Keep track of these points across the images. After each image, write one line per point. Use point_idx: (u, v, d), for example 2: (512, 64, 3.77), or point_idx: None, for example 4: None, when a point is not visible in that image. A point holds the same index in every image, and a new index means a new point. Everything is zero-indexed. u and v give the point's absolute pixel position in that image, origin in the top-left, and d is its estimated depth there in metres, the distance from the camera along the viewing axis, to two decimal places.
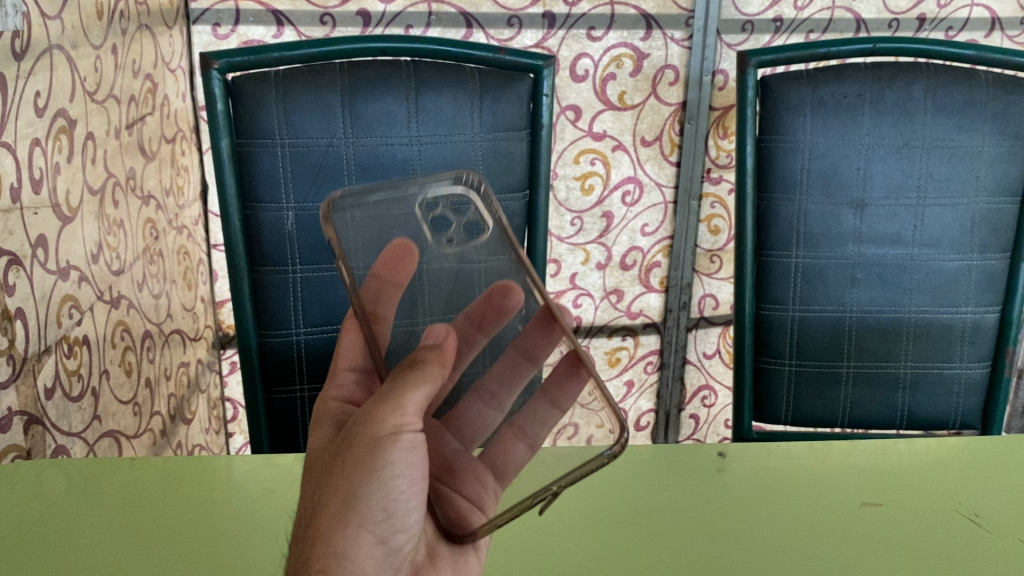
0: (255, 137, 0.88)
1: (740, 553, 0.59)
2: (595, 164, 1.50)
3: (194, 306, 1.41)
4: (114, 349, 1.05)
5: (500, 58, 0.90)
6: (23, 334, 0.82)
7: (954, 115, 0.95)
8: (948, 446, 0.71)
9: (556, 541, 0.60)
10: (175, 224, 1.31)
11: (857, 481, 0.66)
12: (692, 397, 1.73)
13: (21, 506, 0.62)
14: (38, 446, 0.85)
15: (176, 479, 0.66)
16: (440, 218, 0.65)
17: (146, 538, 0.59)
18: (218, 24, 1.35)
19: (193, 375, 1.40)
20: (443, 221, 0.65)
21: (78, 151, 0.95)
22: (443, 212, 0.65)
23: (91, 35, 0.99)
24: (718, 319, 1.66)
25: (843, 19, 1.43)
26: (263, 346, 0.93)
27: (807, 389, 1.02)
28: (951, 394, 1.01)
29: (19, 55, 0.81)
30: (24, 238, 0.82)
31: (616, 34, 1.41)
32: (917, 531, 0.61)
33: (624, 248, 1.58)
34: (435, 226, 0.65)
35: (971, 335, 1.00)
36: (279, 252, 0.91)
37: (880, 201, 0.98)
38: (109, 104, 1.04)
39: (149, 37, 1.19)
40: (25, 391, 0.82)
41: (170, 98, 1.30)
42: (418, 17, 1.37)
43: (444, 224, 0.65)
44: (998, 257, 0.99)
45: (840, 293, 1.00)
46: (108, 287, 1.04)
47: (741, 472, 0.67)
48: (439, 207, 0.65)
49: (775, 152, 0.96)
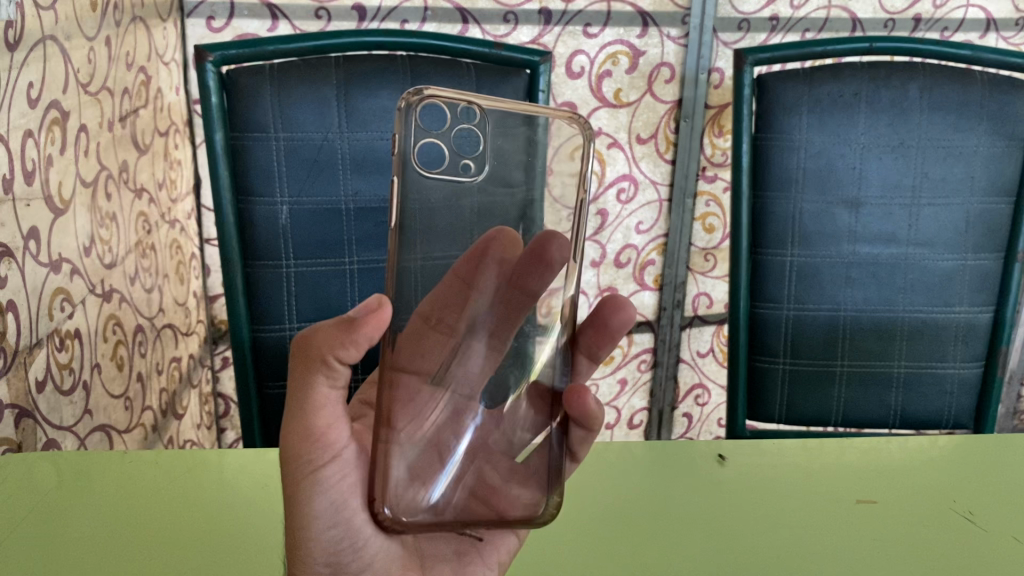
0: (250, 130, 0.87)
1: (737, 549, 0.59)
2: (590, 161, 1.50)
3: (186, 300, 1.41)
4: (106, 343, 1.04)
5: (497, 54, 0.91)
6: (14, 326, 0.81)
7: (949, 115, 0.96)
8: (940, 445, 0.71)
9: (552, 537, 0.60)
10: (167, 218, 1.30)
11: (851, 478, 0.66)
12: (685, 396, 1.73)
13: (9, 502, 0.62)
14: (28, 439, 0.84)
15: (168, 474, 0.65)
16: (474, 136, 0.56)
17: (140, 536, 0.58)
18: (212, 17, 1.34)
19: (185, 370, 1.39)
20: (438, 152, 0.56)
21: (71, 144, 0.94)
22: (463, 161, 0.56)
23: (85, 26, 0.98)
24: (712, 318, 1.66)
25: (839, 18, 1.43)
26: (257, 342, 0.93)
27: (801, 388, 1.03)
28: (944, 394, 1.02)
29: (12, 45, 0.80)
30: (16, 229, 0.81)
31: (612, 31, 1.41)
32: (915, 529, 0.61)
33: (618, 245, 1.58)
34: (460, 150, 0.56)
35: (965, 335, 1.00)
36: (273, 247, 0.91)
37: (875, 200, 0.98)
38: (102, 95, 1.04)
39: (143, 29, 1.18)
40: (16, 384, 0.81)
41: (163, 90, 1.29)
42: (413, 12, 1.36)
43: (439, 162, 0.56)
44: (991, 257, 0.99)
45: (834, 292, 1.00)
46: (100, 280, 1.03)
47: (733, 468, 0.67)
48: (439, 136, 0.55)
49: (771, 150, 0.96)
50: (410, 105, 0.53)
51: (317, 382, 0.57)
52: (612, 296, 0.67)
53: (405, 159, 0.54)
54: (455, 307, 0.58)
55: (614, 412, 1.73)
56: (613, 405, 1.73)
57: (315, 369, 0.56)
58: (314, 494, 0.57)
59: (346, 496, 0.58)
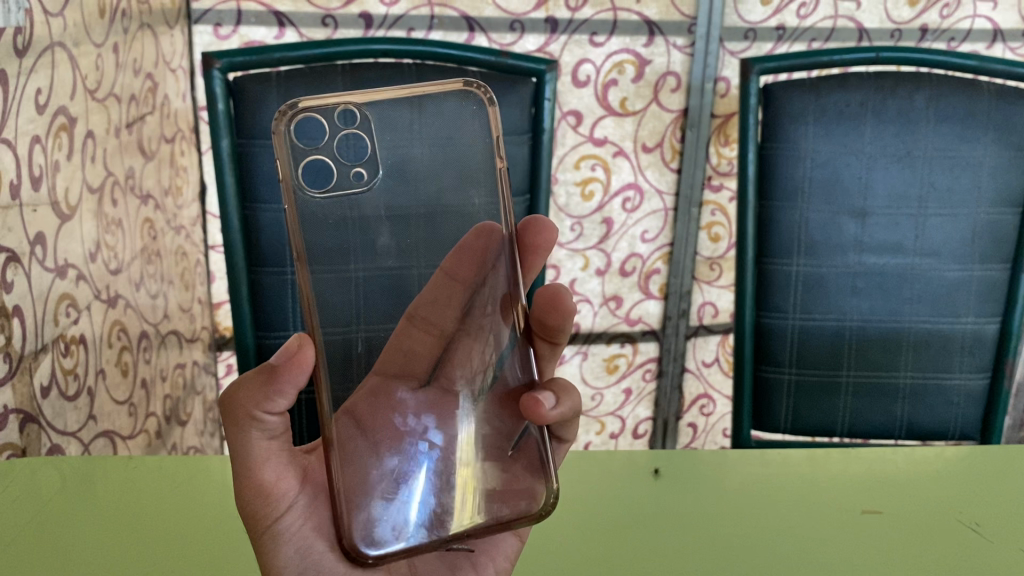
0: (257, 138, 0.88)
1: (743, 559, 0.58)
2: (595, 170, 1.50)
3: (191, 307, 1.41)
4: (110, 349, 1.04)
5: (503, 62, 0.90)
6: (20, 331, 0.81)
7: (956, 124, 0.95)
8: (947, 456, 0.70)
9: (551, 545, 0.60)
10: (173, 224, 1.31)
11: (856, 489, 0.66)
12: (690, 405, 1.72)
13: (12, 505, 0.61)
14: (33, 445, 0.84)
15: (171, 478, 0.65)
16: (358, 139, 0.52)
17: (143, 539, 0.58)
18: (220, 24, 1.34)
19: (189, 377, 1.39)
20: (325, 168, 0.51)
21: (78, 149, 0.94)
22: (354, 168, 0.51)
23: (93, 33, 0.99)
24: (717, 327, 1.65)
25: (846, 28, 1.43)
26: (260, 349, 0.92)
27: (806, 399, 1.02)
28: (950, 405, 1.01)
29: (21, 52, 0.80)
30: (22, 234, 0.81)
31: (618, 40, 1.41)
32: (920, 540, 0.60)
33: (624, 254, 1.57)
34: (349, 155, 0.51)
35: (971, 345, 1.00)
36: (279, 253, 0.91)
37: (882, 210, 0.98)
38: (109, 102, 1.04)
39: (151, 36, 1.19)
40: (20, 390, 0.81)
41: (170, 97, 1.29)
42: (420, 20, 1.37)
43: (331, 176, 0.51)
44: (998, 268, 0.99)
45: (840, 301, 1.00)
46: (105, 286, 1.03)
47: (740, 479, 0.67)
48: (321, 151, 0.51)
49: (776, 159, 0.96)
50: (278, 128, 0.50)
51: (254, 438, 0.57)
52: (552, 288, 0.62)
53: (292, 187, 0.50)
54: (441, 307, 0.55)
55: (618, 421, 1.73)
56: (617, 414, 1.72)
57: (245, 424, 0.56)
58: (278, 545, 0.55)
59: (310, 540, 0.57)
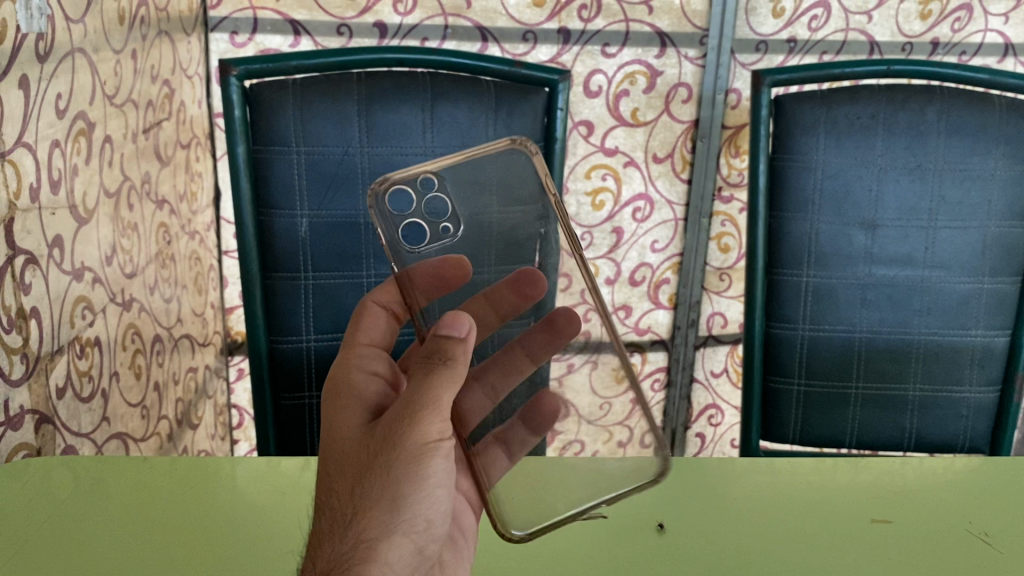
0: (272, 145, 0.88)
1: (751, 564, 0.59)
2: (606, 180, 1.51)
3: (204, 312, 1.42)
4: (124, 351, 1.05)
5: (517, 71, 0.92)
6: (37, 333, 0.82)
7: (967, 138, 0.96)
8: (957, 466, 0.70)
9: (553, 545, 0.61)
10: (188, 229, 1.32)
11: (865, 497, 0.66)
12: (698, 416, 1.72)
13: (27, 506, 0.62)
14: (48, 445, 0.84)
15: (182, 479, 0.65)
16: (441, 199, 0.64)
17: (155, 540, 0.59)
18: (236, 32, 1.36)
19: (201, 381, 1.40)
20: (440, 205, 0.64)
21: (96, 154, 0.95)
22: (428, 203, 0.64)
23: (112, 39, 1.00)
24: (726, 337, 1.66)
25: (857, 41, 1.44)
26: (272, 353, 0.93)
27: (817, 410, 1.02)
28: (959, 417, 1.01)
29: (42, 57, 0.81)
30: (41, 237, 0.82)
31: (630, 51, 1.42)
32: (928, 548, 0.60)
33: (633, 264, 1.58)
34: (411, 240, 0.64)
35: (981, 359, 1.00)
36: (293, 258, 0.92)
37: (892, 222, 0.98)
38: (127, 107, 1.05)
39: (168, 44, 1.20)
40: (37, 391, 0.82)
41: (186, 104, 1.31)
42: (434, 29, 1.38)
43: (424, 236, 0.64)
44: (1008, 281, 0.99)
45: (850, 313, 1.00)
46: (121, 289, 1.04)
47: (748, 487, 0.67)
48: (410, 216, 0.63)
49: (789, 171, 0.97)
50: (374, 203, 0.64)
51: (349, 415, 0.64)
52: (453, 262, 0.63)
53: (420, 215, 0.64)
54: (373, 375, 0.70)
55: None
56: None
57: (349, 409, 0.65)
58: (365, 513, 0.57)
59: None
